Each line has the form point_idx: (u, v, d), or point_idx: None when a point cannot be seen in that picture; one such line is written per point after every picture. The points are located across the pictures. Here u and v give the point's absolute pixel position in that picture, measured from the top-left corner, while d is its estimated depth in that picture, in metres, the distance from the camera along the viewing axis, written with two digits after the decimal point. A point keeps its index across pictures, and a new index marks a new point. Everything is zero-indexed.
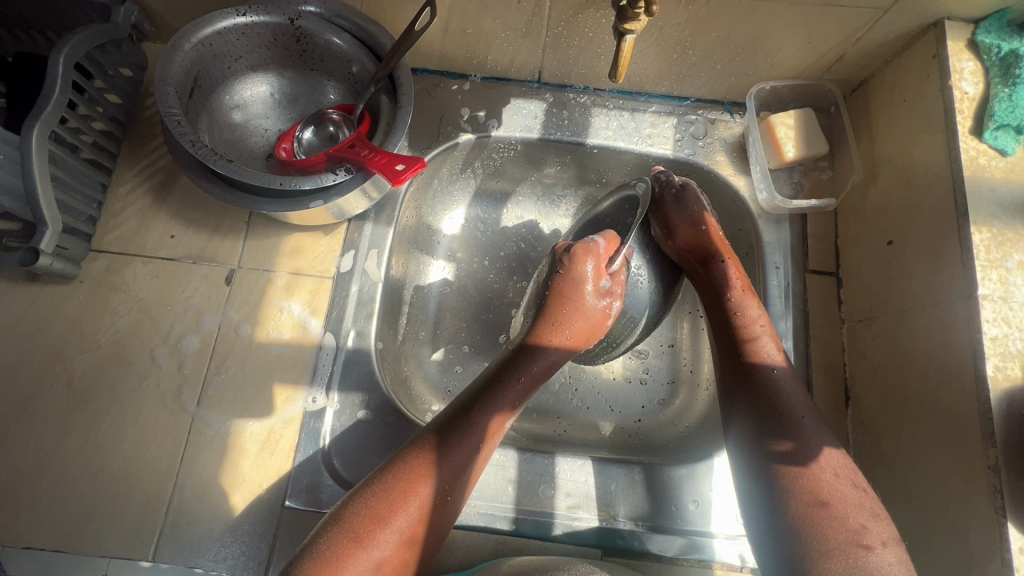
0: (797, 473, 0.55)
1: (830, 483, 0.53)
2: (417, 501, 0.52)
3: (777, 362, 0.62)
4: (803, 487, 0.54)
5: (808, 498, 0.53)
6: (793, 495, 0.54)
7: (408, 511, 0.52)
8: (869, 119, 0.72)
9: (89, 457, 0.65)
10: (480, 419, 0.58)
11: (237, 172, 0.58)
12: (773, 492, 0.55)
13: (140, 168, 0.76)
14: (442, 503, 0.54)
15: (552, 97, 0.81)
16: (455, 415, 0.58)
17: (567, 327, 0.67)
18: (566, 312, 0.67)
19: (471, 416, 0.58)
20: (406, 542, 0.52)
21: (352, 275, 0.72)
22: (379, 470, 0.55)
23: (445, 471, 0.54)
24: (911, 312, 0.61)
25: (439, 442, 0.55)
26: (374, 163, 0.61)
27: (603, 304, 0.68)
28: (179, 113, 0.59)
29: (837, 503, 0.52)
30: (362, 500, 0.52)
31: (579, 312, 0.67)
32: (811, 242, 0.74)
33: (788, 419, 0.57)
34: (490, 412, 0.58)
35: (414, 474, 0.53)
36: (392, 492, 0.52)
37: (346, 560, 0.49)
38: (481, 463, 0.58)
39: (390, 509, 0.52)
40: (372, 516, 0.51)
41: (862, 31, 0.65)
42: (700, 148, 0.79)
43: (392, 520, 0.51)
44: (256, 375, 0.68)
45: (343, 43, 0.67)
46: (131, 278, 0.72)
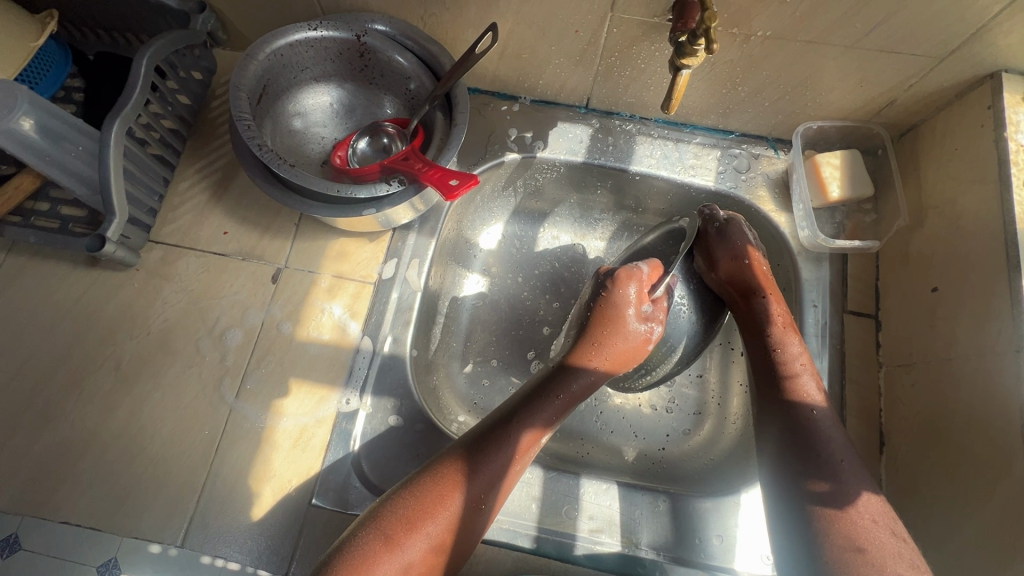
0: (833, 516, 0.54)
1: (869, 530, 0.52)
2: (449, 507, 0.53)
3: (818, 403, 0.61)
4: (840, 532, 0.53)
5: (844, 543, 0.52)
6: (829, 539, 0.53)
7: (440, 516, 0.53)
8: (917, 164, 0.72)
9: (130, 439, 0.68)
10: (516, 431, 0.58)
11: (299, 177, 0.61)
12: (807, 534, 0.54)
13: (201, 166, 0.79)
14: (474, 512, 0.54)
15: (598, 123, 0.83)
16: (493, 426, 0.59)
17: (607, 349, 0.67)
18: (607, 335, 0.68)
19: (507, 428, 0.58)
20: (437, 548, 0.52)
21: (393, 282, 0.74)
22: (415, 474, 0.56)
23: (479, 480, 0.55)
24: (954, 361, 0.60)
25: (475, 449, 0.57)
26: (428, 177, 0.63)
27: (644, 329, 0.69)
28: (248, 118, 0.63)
29: (875, 550, 0.51)
30: (399, 500, 0.54)
31: (619, 335, 0.68)
32: (850, 283, 0.74)
33: (825, 461, 0.57)
34: (527, 425, 0.59)
35: (448, 479, 0.54)
36: (429, 495, 0.53)
37: (379, 558, 0.50)
38: (515, 476, 0.58)
39: (425, 512, 0.52)
40: (408, 517, 0.52)
41: (917, 78, 0.65)
42: (742, 182, 0.79)
43: (424, 523, 0.52)
44: (293, 372, 0.70)
45: (404, 61, 0.70)
46: (184, 269, 0.75)
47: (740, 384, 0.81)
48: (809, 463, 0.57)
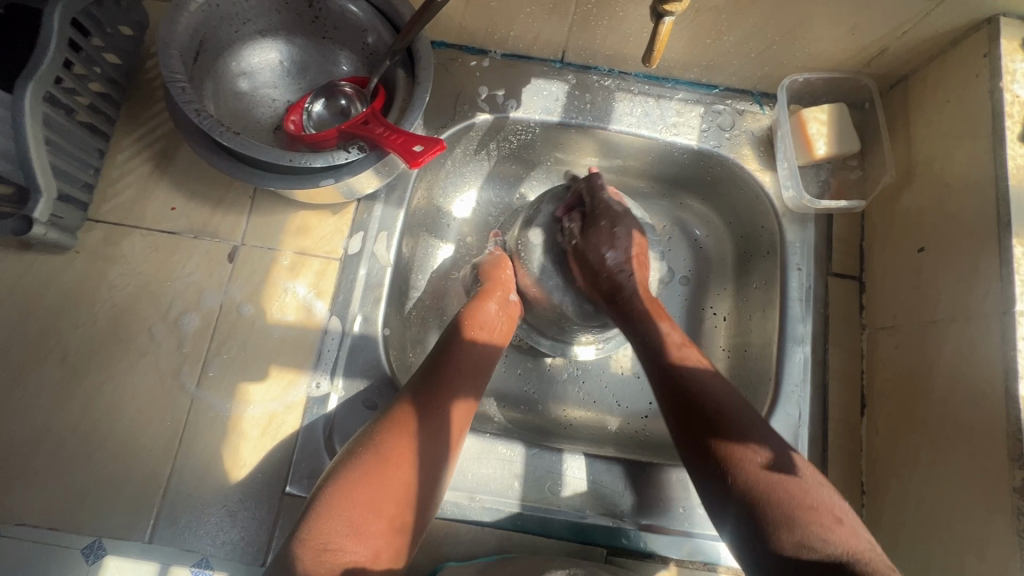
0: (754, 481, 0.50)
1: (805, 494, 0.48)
2: (399, 485, 0.52)
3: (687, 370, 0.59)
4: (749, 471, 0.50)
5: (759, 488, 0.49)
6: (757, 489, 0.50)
7: (389, 495, 0.51)
8: (907, 118, 0.69)
9: (84, 435, 0.63)
10: (449, 369, 0.60)
11: (246, 146, 0.55)
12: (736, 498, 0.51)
13: (140, 135, 0.72)
14: (435, 450, 0.55)
15: (575, 79, 0.77)
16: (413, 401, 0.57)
17: (482, 328, 0.66)
18: (474, 311, 0.66)
19: (441, 367, 0.60)
20: (408, 494, 0.52)
21: (360, 257, 0.70)
22: (362, 432, 0.55)
23: (427, 426, 0.55)
24: (940, 324, 0.59)
25: (419, 393, 0.58)
26: (391, 142, 0.57)
27: (504, 308, 0.69)
28: (183, 79, 0.55)
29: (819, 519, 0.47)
30: (354, 458, 0.52)
31: (482, 314, 0.66)
32: (835, 245, 0.72)
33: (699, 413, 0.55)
34: (457, 363, 0.61)
35: (390, 459, 0.52)
36: (370, 481, 0.51)
37: (351, 513, 0.49)
38: (463, 418, 0.59)
39: (374, 498, 0.50)
40: (357, 508, 0.50)
41: (911, 23, 0.61)
42: (726, 140, 0.75)
43: (374, 508, 0.50)
44: (257, 357, 0.66)
45: (359, 10, 0.63)
46: (130, 251, 0.69)
47: (723, 349, 0.79)
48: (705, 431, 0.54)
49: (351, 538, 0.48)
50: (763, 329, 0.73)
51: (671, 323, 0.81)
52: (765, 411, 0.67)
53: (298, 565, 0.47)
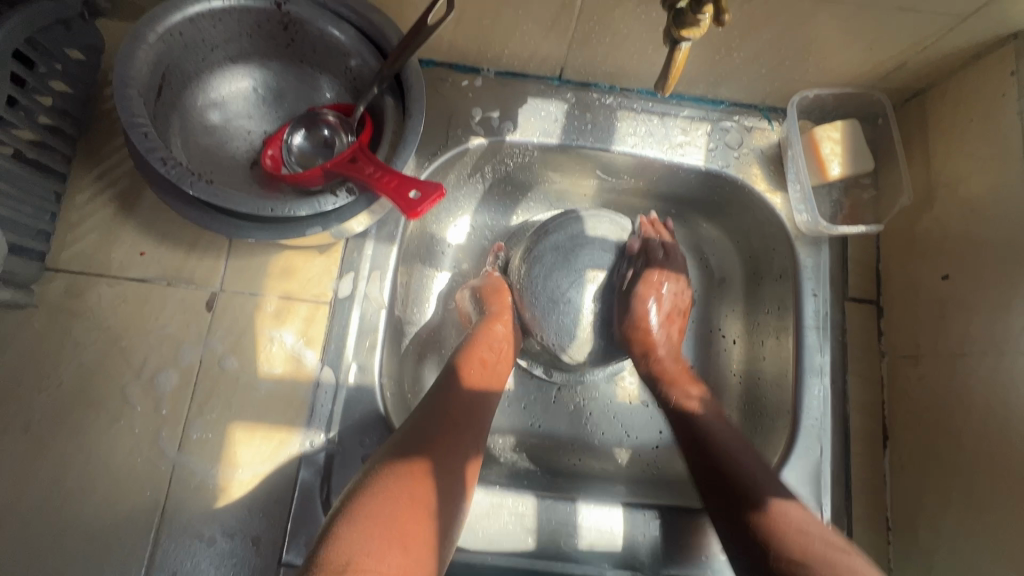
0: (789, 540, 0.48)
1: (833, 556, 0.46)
2: (416, 512, 0.48)
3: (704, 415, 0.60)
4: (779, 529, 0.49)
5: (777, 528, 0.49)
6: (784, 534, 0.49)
7: (408, 521, 0.47)
8: (924, 135, 0.65)
9: (54, 511, 0.57)
10: (459, 399, 0.59)
11: (221, 197, 0.49)
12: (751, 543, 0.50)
13: (101, 172, 0.65)
14: (451, 483, 0.52)
15: (574, 97, 0.72)
16: (424, 425, 0.55)
17: (489, 354, 0.65)
18: (483, 335, 0.66)
19: (453, 399, 0.58)
20: (428, 523, 0.48)
21: (352, 300, 0.64)
22: (373, 462, 0.52)
23: (442, 454, 0.53)
24: (969, 357, 0.56)
25: (434, 421, 0.55)
26: (383, 185, 0.52)
27: (508, 338, 0.68)
28: (145, 123, 0.49)
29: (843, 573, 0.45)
30: (371, 482, 0.49)
31: (487, 339, 0.66)
32: (851, 268, 0.69)
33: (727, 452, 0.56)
34: (466, 394, 0.59)
35: (407, 484, 0.49)
36: (390, 504, 0.47)
37: (373, 534, 0.44)
38: (474, 465, 0.55)
39: (394, 522, 0.46)
40: (376, 532, 0.45)
41: (933, 39, 0.58)
42: (734, 159, 0.71)
43: (395, 533, 0.45)
44: (244, 415, 0.61)
45: (340, 34, 0.57)
46: (96, 303, 0.62)
47: (736, 375, 0.75)
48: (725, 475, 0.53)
49: (374, 560, 0.43)
50: (778, 358, 0.70)
51: (681, 349, 0.77)
52: (785, 448, 0.64)
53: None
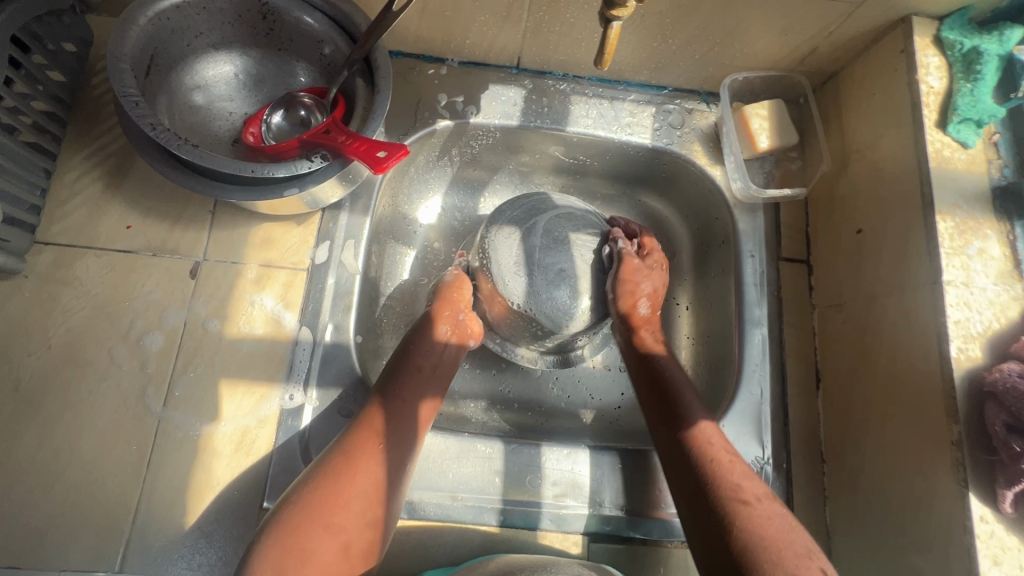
0: (729, 506, 0.53)
1: (778, 530, 0.51)
2: (353, 491, 0.54)
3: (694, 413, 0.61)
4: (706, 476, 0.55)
5: (729, 498, 0.53)
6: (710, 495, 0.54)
7: (344, 500, 0.53)
8: (839, 111, 0.74)
9: (42, 466, 0.60)
10: (401, 378, 0.63)
11: (205, 159, 0.54)
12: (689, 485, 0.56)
13: (90, 153, 0.70)
14: (396, 452, 0.58)
15: (531, 84, 0.79)
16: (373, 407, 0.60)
17: (458, 320, 0.69)
18: (447, 296, 0.70)
19: (396, 375, 0.63)
20: (374, 496, 0.55)
21: (328, 266, 0.69)
22: (324, 449, 0.58)
23: (385, 433, 0.58)
24: (880, 297, 0.63)
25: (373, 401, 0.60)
26: (353, 149, 0.58)
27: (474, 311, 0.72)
28: (136, 94, 0.54)
29: (806, 549, 0.50)
30: (314, 470, 0.55)
31: (451, 301, 0.70)
32: (783, 232, 0.77)
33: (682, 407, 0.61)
34: (410, 367, 0.64)
35: (346, 467, 0.55)
36: (328, 488, 0.53)
37: (313, 519, 0.51)
38: (430, 409, 0.63)
39: (329, 504, 0.52)
40: (311, 512, 0.52)
41: (836, 24, 0.66)
42: (677, 137, 0.79)
43: (331, 512, 0.52)
44: (227, 373, 0.65)
45: (314, 22, 0.64)
46: (84, 272, 0.66)
47: (687, 338, 0.82)
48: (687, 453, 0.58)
49: (307, 540, 0.50)
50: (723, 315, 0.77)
51: None
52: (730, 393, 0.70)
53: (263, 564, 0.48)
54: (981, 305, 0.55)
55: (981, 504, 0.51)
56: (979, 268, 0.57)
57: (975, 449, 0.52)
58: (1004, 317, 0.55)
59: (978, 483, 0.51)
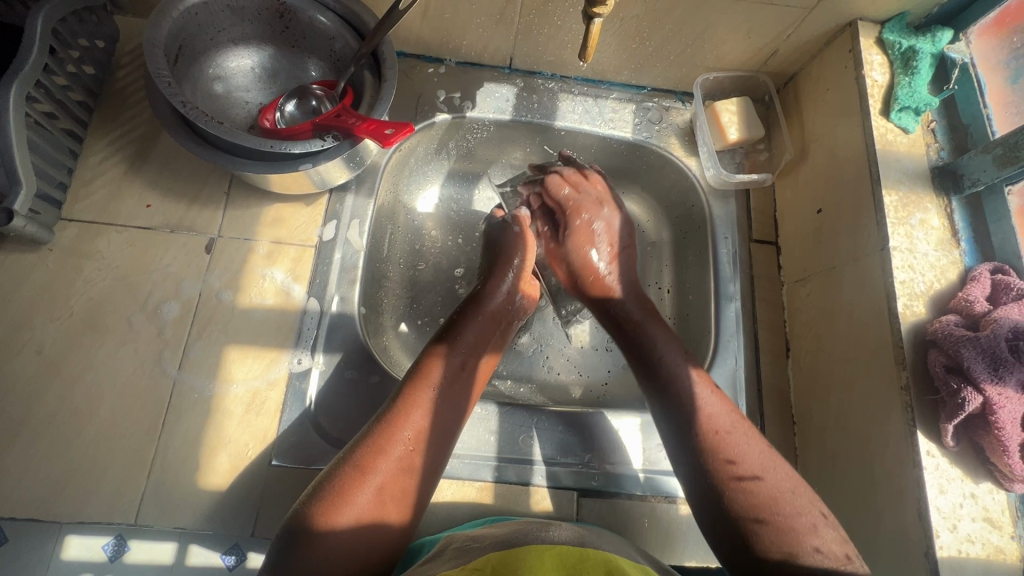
0: (715, 456, 0.55)
1: (757, 480, 0.53)
2: (398, 460, 0.55)
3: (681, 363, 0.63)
4: (688, 424, 0.58)
5: (710, 450, 0.56)
6: (693, 442, 0.57)
7: (389, 469, 0.54)
8: (799, 108, 0.82)
9: (62, 424, 0.64)
10: (459, 348, 0.65)
11: (229, 133, 0.60)
12: (682, 434, 0.58)
13: (113, 138, 0.75)
14: (444, 417, 0.60)
15: (522, 82, 0.87)
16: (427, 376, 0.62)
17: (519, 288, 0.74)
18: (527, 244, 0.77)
19: (456, 344, 0.65)
20: (419, 462, 0.57)
21: (334, 243, 0.75)
22: (384, 410, 0.59)
23: (439, 407, 0.60)
24: (838, 268, 0.70)
25: (430, 366, 0.62)
26: (362, 129, 0.64)
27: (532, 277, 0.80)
28: (168, 75, 0.60)
29: (770, 493, 0.52)
30: (367, 435, 0.56)
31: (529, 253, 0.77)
32: (753, 216, 0.84)
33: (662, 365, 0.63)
34: (471, 334, 0.67)
35: (391, 436, 0.56)
36: (375, 457, 0.54)
37: (364, 481, 0.53)
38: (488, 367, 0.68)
39: (377, 469, 0.54)
40: (356, 477, 0.53)
41: (792, 28, 0.75)
42: (655, 132, 0.87)
43: (377, 476, 0.53)
44: (239, 339, 0.69)
45: (327, 21, 0.71)
46: (105, 246, 0.71)
47: (669, 318, 0.88)
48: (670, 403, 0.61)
49: (353, 503, 0.51)
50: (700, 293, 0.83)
51: None
52: (708, 360, 0.76)
53: (316, 521, 0.50)
54: (923, 268, 0.62)
55: (928, 441, 0.56)
56: (921, 236, 0.64)
57: (921, 393, 0.57)
58: (944, 278, 0.62)
59: (925, 423, 0.57)
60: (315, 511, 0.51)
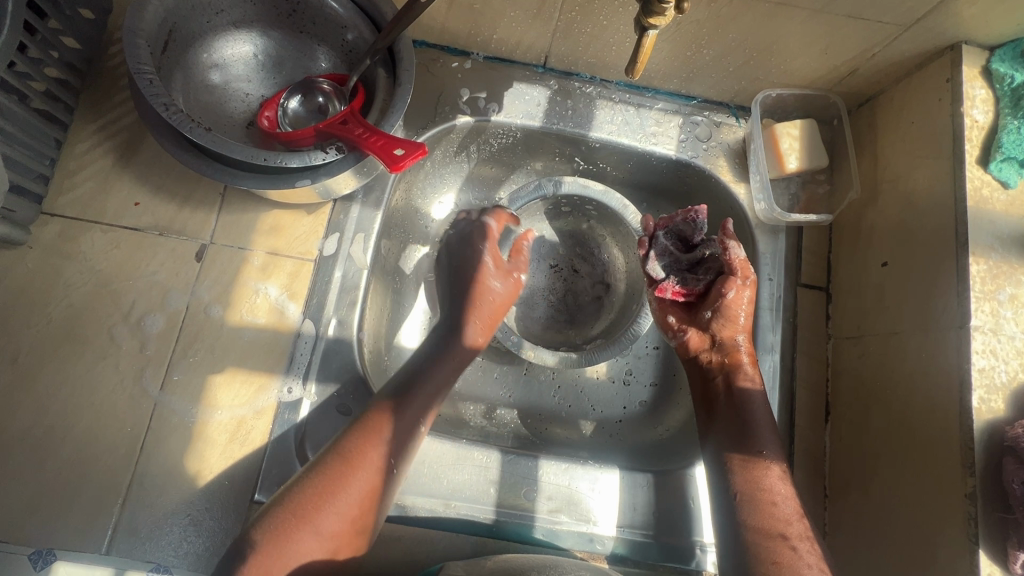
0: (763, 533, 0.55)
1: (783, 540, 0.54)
2: (326, 508, 0.50)
3: (754, 383, 0.64)
4: (755, 498, 0.57)
5: (763, 532, 0.55)
6: (752, 517, 0.56)
7: (317, 517, 0.50)
8: (873, 137, 0.71)
9: (36, 441, 0.60)
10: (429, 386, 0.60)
11: (217, 143, 0.52)
12: (737, 508, 0.57)
13: (102, 125, 0.68)
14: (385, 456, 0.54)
15: (557, 84, 0.77)
16: (371, 414, 0.56)
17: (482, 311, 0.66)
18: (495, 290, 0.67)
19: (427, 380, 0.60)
20: (350, 507, 0.52)
21: (336, 259, 0.68)
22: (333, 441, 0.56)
23: (374, 445, 0.54)
24: (900, 335, 0.62)
25: (393, 407, 0.57)
26: (370, 144, 0.56)
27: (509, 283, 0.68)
28: (150, 71, 0.53)
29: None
30: (312, 474, 0.52)
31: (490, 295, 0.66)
32: (805, 257, 0.74)
33: (756, 436, 0.60)
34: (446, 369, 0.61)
35: (320, 480, 0.51)
36: (303, 503, 0.50)
37: (306, 522, 0.49)
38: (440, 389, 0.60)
39: (305, 513, 0.50)
40: (286, 524, 0.49)
41: (880, 47, 0.63)
42: (702, 151, 0.77)
43: (307, 523, 0.49)
44: (225, 361, 0.64)
45: (339, 7, 0.62)
46: (88, 247, 0.65)
47: None
48: (742, 479, 0.58)
49: (286, 548, 0.48)
50: None
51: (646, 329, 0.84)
52: None
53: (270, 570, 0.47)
54: (1007, 354, 0.54)
55: (990, 561, 0.49)
56: (1009, 316, 0.54)
57: (989, 503, 0.50)
58: None
59: (989, 540, 0.50)
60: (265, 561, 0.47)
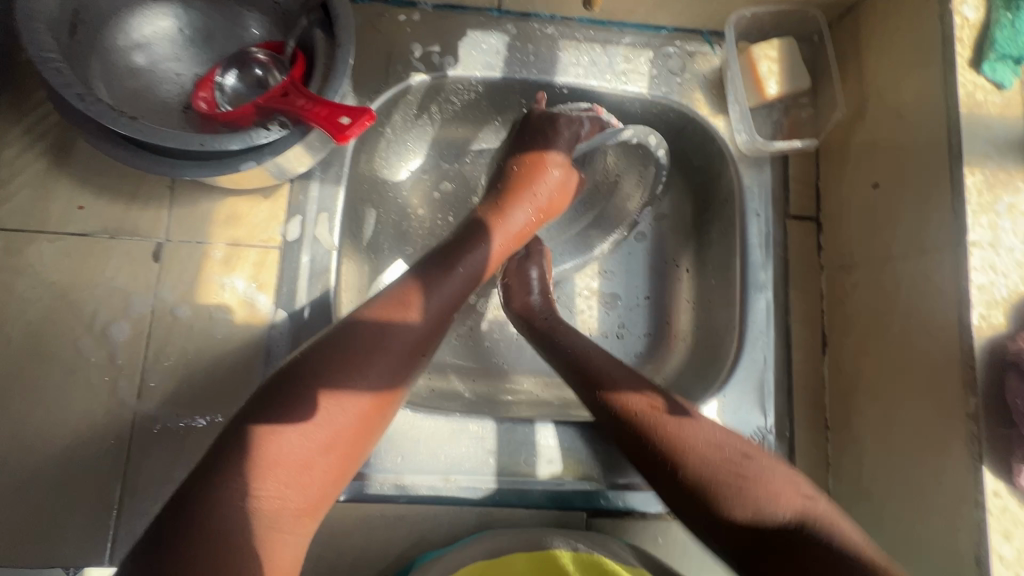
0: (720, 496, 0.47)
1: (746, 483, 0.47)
2: (303, 430, 0.44)
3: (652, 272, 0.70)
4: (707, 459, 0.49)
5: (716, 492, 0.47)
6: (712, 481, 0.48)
7: (292, 440, 0.44)
8: (858, 49, 0.66)
9: (17, 463, 0.58)
10: (410, 327, 0.50)
11: (145, 132, 0.48)
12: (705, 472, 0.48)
13: (28, 126, 0.63)
14: (372, 385, 0.47)
15: (515, 28, 0.71)
16: (360, 333, 0.48)
17: (538, 198, 0.65)
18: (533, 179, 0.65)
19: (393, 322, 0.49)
20: (335, 436, 0.46)
21: (301, 243, 0.64)
22: (298, 359, 0.47)
23: (360, 370, 0.47)
24: (895, 260, 0.59)
25: (363, 340, 0.48)
26: (315, 115, 0.52)
27: (559, 172, 0.67)
28: (56, 58, 0.48)
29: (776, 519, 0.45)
30: (275, 409, 0.44)
31: (542, 182, 0.66)
32: (792, 187, 0.71)
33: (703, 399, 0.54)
34: (440, 298, 0.52)
35: (300, 398, 0.45)
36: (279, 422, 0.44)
37: (278, 442, 0.44)
38: (439, 313, 0.52)
39: (279, 435, 0.44)
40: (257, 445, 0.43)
41: None
42: (677, 86, 0.72)
43: (284, 446, 0.44)
44: (200, 360, 0.61)
45: None
46: (37, 259, 0.61)
47: (688, 301, 0.76)
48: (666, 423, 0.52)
49: (261, 475, 0.43)
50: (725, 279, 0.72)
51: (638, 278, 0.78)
52: (731, 363, 0.66)
53: (256, 533, 0.42)
54: (1007, 268, 0.51)
55: (995, 479, 0.49)
56: (1008, 227, 0.52)
57: (991, 423, 0.50)
58: None
59: (993, 458, 0.49)
60: (264, 500, 0.43)
